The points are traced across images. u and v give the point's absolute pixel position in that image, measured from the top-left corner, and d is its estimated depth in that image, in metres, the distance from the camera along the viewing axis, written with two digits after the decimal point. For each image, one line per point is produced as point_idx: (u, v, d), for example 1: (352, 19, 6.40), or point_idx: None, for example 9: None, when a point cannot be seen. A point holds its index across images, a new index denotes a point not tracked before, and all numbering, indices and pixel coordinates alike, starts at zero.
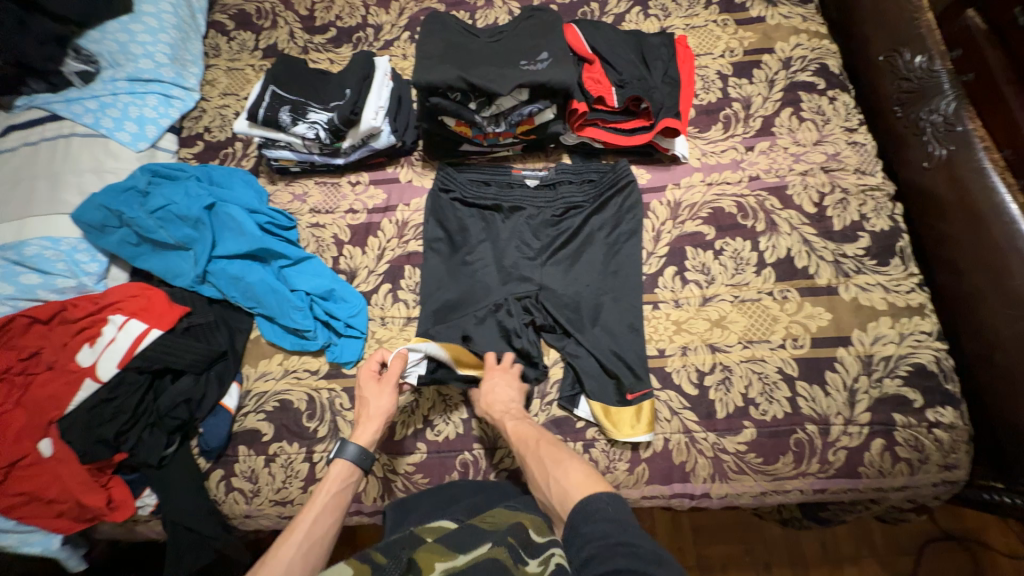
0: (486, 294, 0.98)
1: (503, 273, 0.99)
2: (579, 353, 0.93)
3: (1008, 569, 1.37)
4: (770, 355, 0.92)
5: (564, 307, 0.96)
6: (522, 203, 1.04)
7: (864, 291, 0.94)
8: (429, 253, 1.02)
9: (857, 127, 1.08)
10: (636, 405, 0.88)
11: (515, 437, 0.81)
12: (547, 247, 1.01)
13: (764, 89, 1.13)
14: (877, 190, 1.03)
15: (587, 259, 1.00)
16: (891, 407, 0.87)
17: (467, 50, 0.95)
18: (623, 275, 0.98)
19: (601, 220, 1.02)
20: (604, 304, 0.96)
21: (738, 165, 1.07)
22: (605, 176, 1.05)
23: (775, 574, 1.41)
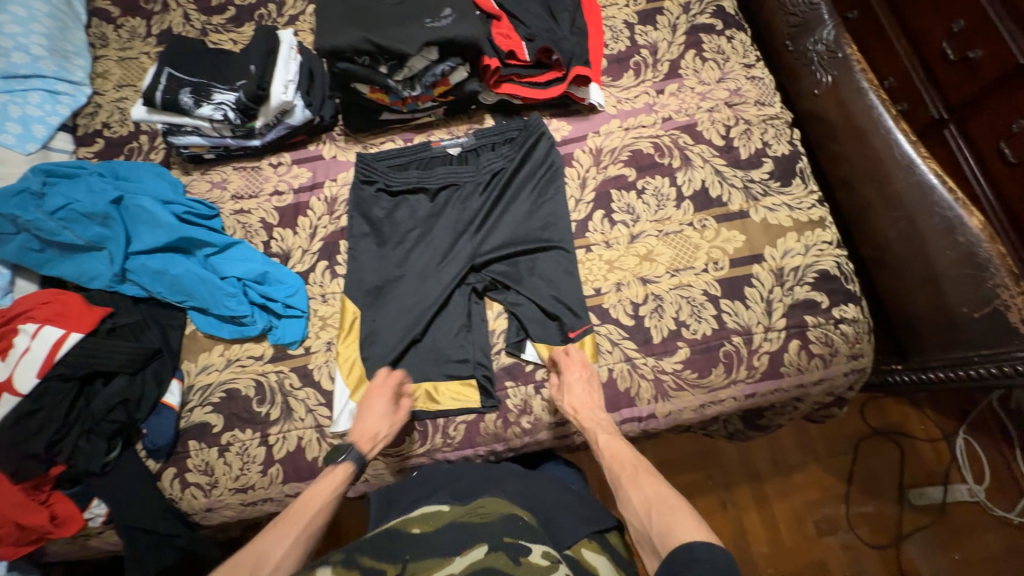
0: (425, 271, 0.99)
1: (438, 249, 1.00)
2: (518, 305, 0.97)
3: (927, 452, 1.55)
4: (696, 279, 0.99)
5: (502, 266, 1.00)
6: (447, 178, 1.05)
7: (771, 212, 1.03)
8: (361, 246, 1.01)
9: (754, 63, 1.16)
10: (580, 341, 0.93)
11: (609, 458, 0.81)
12: (476, 217, 1.02)
13: (668, 34, 1.18)
14: (777, 118, 1.11)
15: (518, 219, 1.02)
16: (802, 311, 0.97)
17: (370, 11, 0.94)
18: (552, 226, 1.02)
19: (523, 181, 1.05)
20: (538, 257, 1.00)
21: (651, 108, 1.12)
22: (520, 138, 1.07)
23: (734, 490, 1.54)
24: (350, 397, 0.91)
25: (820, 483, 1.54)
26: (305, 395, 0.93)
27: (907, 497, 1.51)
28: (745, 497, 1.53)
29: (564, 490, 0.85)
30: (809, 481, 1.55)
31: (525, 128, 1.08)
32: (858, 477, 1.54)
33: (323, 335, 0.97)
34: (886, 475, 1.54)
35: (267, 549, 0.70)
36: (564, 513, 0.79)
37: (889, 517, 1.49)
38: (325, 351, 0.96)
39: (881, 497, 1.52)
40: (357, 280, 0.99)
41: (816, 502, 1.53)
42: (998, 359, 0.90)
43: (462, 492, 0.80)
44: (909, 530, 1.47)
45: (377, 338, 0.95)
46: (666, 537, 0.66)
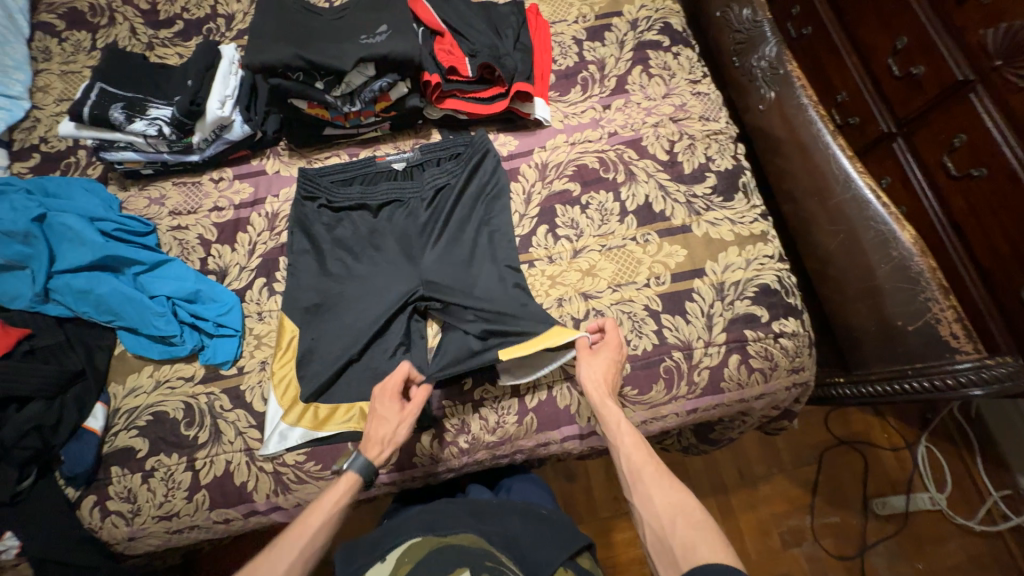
0: (366, 289, 0.97)
1: (380, 266, 0.99)
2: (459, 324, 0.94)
3: (890, 461, 1.54)
4: (637, 294, 0.98)
5: (447, 281, 0.96)
6: (390, 193, 1.03)
7: (713, 226, 1.03)
8: (300, 264, 0.99)
9: (700, 79, 1.18)
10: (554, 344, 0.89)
11: (627, 449, 0.75)
12: (418, 234, 1.00)
13: (616, 50, 1.19)
14: (721, 133, 1.12)
15: (462, 236, 1.01)
16: (743, 325, 0.97)
17: (305, 28, 0.94)
18: (496, 243, 1.00)
19: (467, 198, 1.03)
20: (480, 274, 0.97)
21: (597, 123, 1.13)
22: (464, 155, 1.05)
23: (701, 504, 1.50)
24: (282, 417, 0.89)
25: (787, 495, 1.52)
26: (235, 417, 0.90)
27: (871, 506, 1.49)
28: (712, 511, 1.50)
29: (533, 517, 0.76)
30: (776, 493, 1.52)
31: (471, 145, 1.06)
32: (823, 488, 1.53)
33: (258, 354, 0.95)
34: (851, 485, 1.53)
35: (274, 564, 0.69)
36: (540, 543, 0.70)
37: (854, 527, 1.48)
38: (258, 371, 0.94)
39: (846, 507, 1.50)
40: (295, 299, 0.97)
41: (782, 514, 1.50)
42: (932, 374, 0.90)
43: (433, 521, 0.72)
44: (873, 541, 1.46)
45: (315, 357, 0.93)
46: (689, 553, 0.62)
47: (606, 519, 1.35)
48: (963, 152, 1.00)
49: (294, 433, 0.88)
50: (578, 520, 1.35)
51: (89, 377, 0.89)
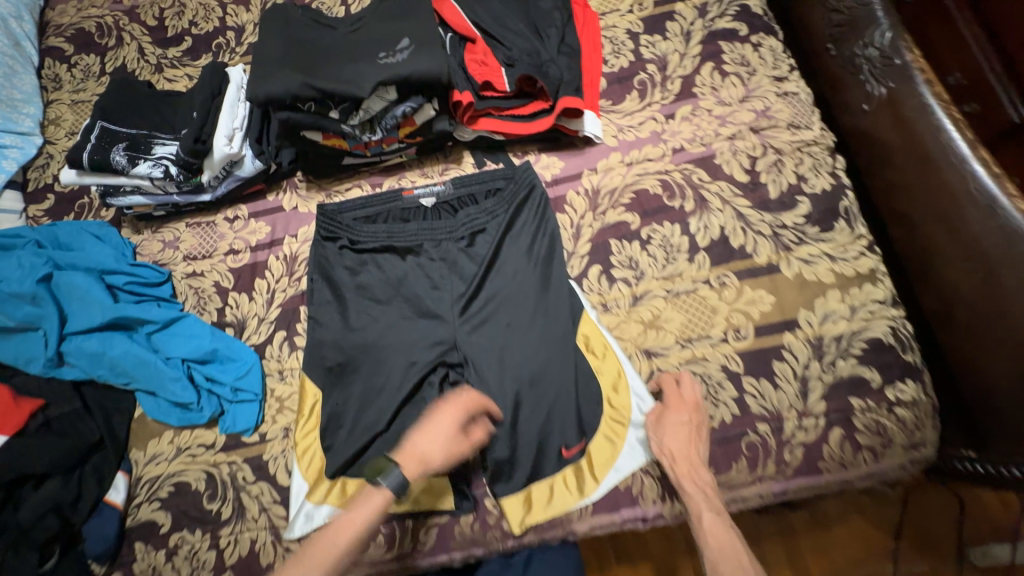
0: (392, 350, 0.85)
1: (410, 323, 0.87)
2: (500, 399, 0.82)
3: None
4: (712, 352, 0.82)
5: (489, 354, 0.84)
6: (421, 235, 0.90)
7: (807, 264, 0.84)
8: (321, 319, 0.88)
9: (787, 76, 0.96)
10: (574, 463, 0.79)
11: (714, 544, 0.68)
12: (455, 284, 0.88)
13: (680, 44, 0.99)
14: (814, 144, 0.92)
15: (504, 293, 0.87)
16: (847, 392, 0.78)
17: (317, 48, 0.80)
18: (545, 299, 0.85)
19: (510, 243, 0.89)
20: (525, 337, 0.84)
21: (659, 137, 0.94)
22: (506, 194, 0.90)
23: None
24: (307, 495, 0.80)
25: None
26: (258, 491, 0.82)
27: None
28: None
29: None
30: None
31: (511, 184, 0.91)
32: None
33: (280, 420, 0.86)
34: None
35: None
36: None
37: None
38: (281, 439, 0.85)
39: None
40: (317, 360, 0.86)
41: None
42: None
43: None
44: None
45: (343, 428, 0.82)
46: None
47: None
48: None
49: (321, 512, 0.79)
50: None
51: (111, 445, 0.83)
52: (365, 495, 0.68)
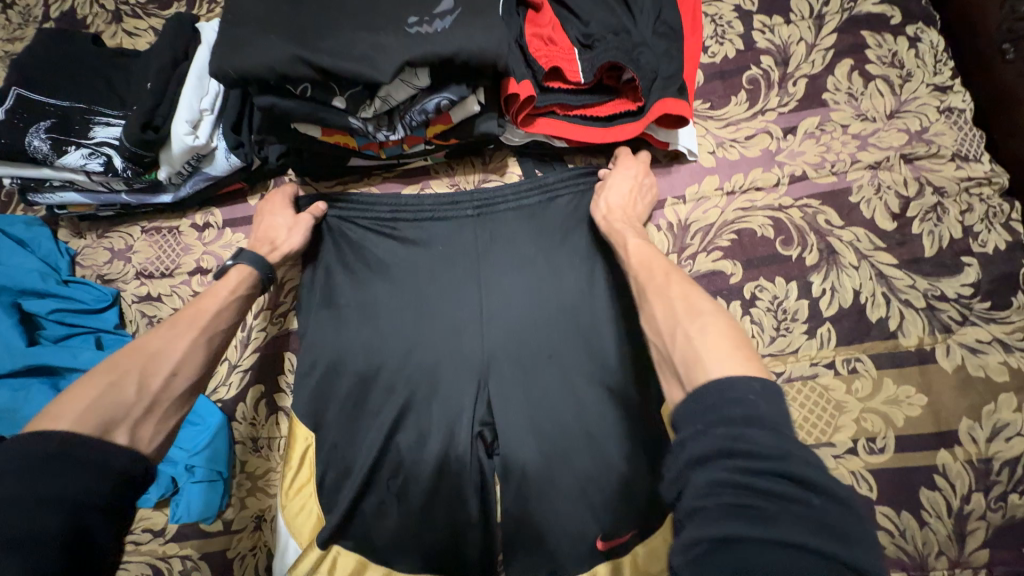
0: (404, 404, 0.65)
1: (428, 373, 0.66)
2: (541, 476, 0.63)
3: None
4: (835, 467, 0.60)
5: (531, 419, 0.64)
6: (456, 250, 0.69)
7: (974, 355, 0.62)
8: (314, 359, 0.67)
9: (952, 85, 0.71)
10: (613, 556, 0.62)
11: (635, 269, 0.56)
12: (496, 318, 0.67)
13: (807, 31, 0.74)
14: (986, 184, 0.67)
15: (557, 338, 0.66)
16: (1020, 540, 0.57)
17: (319, 4, 0.55)
18: (610, 352, 0.66)
19: (572, 272, 0.68)
20: (581, 397, 0.64)
21: (772, 158, 0.70)
22: (572, 212, 0.70)
23: None
24: None
25: None
26: None
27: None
28: None
29: None
30: None
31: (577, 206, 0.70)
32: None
33: (250, 506, 0.66)
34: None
35: (159, 349, 0.51)
36: None
37: None
38: (250, 531, 0.65)
39: None
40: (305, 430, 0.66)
41: None
42: None
43: None
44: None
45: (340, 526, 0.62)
46: (694, 364, 0.42)
47: None
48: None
49: None
50: None
51: None
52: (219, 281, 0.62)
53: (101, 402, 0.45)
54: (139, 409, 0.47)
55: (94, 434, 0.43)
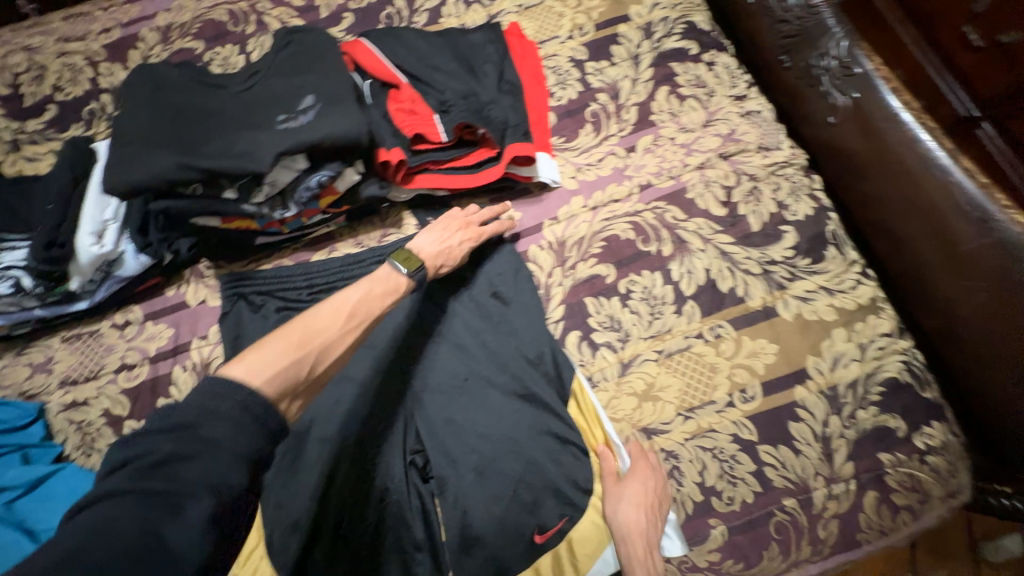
0: (338, 453, 0.70)
1: (357, 419, 0.72)
2: (472, 490, 0.69)
3: None
4: (719, 420, 0.70)
5: (456, 442, 0.71)
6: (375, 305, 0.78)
7: (806, 303, 0.75)
8: None
9: (747, 94, 0.88)
10: (552, 549, 0.67)
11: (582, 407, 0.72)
12: (417, 356, 0.75)
13: (629, 69, 0.90)
14: (789, 165, 0.83)
15: (470, 366, 0.75)
16: (874, 447, 0.69)
17: (199, 115, 0.64)
18: (516, 369, 0.74)
19: (476, 303, 0.78)
20: (498, 410, 0.72)
21: (622, 173, 0.84)
22: (471, 253, 0.80)
23: None
24: None
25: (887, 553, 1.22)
26: None
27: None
28: None
29: None
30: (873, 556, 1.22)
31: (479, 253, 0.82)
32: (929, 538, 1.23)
33: None
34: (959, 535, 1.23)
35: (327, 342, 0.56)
36: None
37: None
38: None
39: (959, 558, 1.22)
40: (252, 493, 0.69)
41: None
42: None
43: None
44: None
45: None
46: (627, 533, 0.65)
47: None
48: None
49: None
50: None
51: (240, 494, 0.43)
52: (383, 275, 0.66)
53: (288, 371, 0.51)
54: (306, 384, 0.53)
55: (274, 397, 0.49)
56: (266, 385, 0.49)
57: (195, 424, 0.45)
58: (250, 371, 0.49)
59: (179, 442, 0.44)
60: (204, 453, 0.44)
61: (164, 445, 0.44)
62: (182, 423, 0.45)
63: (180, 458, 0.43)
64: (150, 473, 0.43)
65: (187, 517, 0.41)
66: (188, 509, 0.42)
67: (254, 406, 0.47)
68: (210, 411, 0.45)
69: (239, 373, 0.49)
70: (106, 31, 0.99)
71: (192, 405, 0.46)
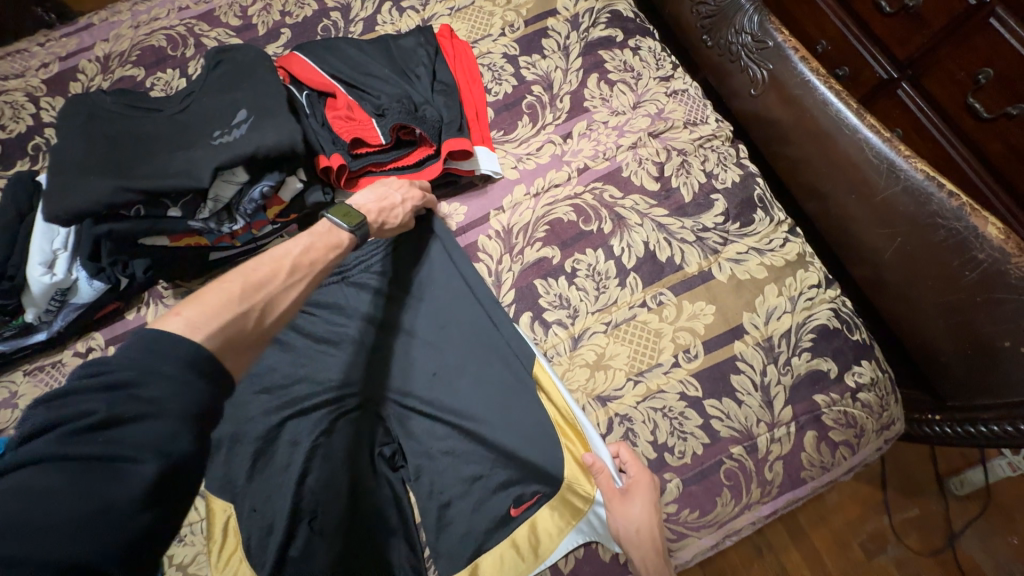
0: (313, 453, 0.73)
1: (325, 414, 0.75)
2: (440, 470, 0.73)
3: None
4: (667, 381, 0.75)
5: (422, 429, 0.75)
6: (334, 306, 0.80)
7: (738, 264, 0.80)
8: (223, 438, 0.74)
9: (672, 74, 0.93)
10: (528, 519, 0.70)
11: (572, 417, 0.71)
12: (379, 350, 0.78)
13: (560, 60, 0.94)
14: (715, 138, 0.89)
15: (427, 357, 0.78)
16: (809, 390, 0.74)
17: (134, 140, 0.66)
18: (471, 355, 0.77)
19: (435, 300, 0.80)
20: (466, 401, 0.75)
21: (560, 160, 0.88)
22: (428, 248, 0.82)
23: (769, 534, 1.25)
24: None
25: (858, 496, 1.29)
26: None
27: (947, 489, 1.29)
28: (786, 544, 1.24)
29: None
30: (845, 499, 1.29)
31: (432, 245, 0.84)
32: (895, 479, 1.30)
33: None
34: (922, 473, 1.31)
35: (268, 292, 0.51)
36: None
37: (936, 516, 1.27)
38: None
39: (922, 495, 1.29)
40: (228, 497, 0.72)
41: (857, 520, 1.27)
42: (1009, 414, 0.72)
43: None
44: (960, 526, 1.26)
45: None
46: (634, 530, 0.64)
47: None
48: (989, 90, 0.93)
49: None
50: None
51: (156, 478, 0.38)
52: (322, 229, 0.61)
53: (230, 326, 0.47)
54: (255, 338, 0.48)
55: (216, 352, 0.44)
56: (205, 342, 0.44)
57: (130, 384, 0.40)
58: (190, 326, 0.44)
59: (116, 402, 0.40)
60: (152, 412, 0.40)
61: (102, 404, 0.39)
62: (117, 382, 0.40)
63: (118, 419, 0.39)
64: (85, 435, 0.38)
65: (135, 477, 0.38)
66: (134, 470, 0.38)
67: (198, 363, 0.43)
68: (150, 368, 0.41)
69: (178, 328, 0.44)
70: (44, 66, 1.00)
71: (121, 364, 0.41)
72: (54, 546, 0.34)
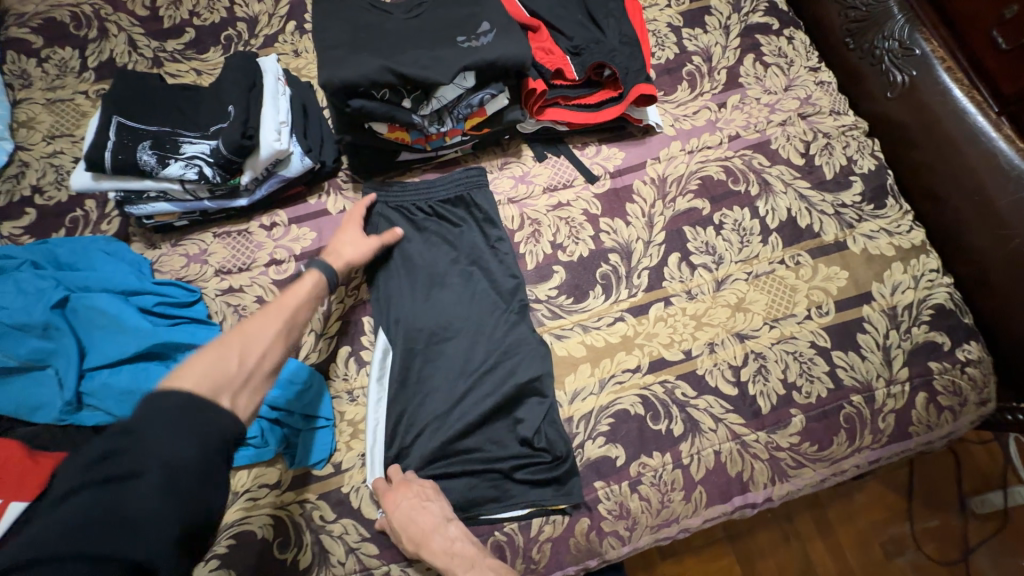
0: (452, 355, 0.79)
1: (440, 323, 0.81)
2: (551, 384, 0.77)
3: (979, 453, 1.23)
4: (799, 329, 0.83)
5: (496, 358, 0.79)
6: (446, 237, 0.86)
7: (870, 240, 0.88)
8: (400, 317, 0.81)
9: (820, 66, 1.02)
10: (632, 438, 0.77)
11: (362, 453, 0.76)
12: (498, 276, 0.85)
13: (720, 37, 1.03)
14: (855, 128, 0.97)
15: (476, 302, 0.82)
16: (925, 357, 0.83)
17: (383, 33, 0.74)
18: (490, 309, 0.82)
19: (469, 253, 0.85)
20: (462, 342, 0.79)
21: (714, 125, 0.96)
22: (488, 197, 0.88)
23: (798, 524, 1.18)
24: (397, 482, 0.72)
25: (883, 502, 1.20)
26: (342, 530, 0.72)
27: (967, 505, 1.19)
28: (812, 532, 1.17)
29: None
30: (871, 503, 1.20)
31: (591, 183, 0.92)
32: (918, 487, 1.21)
33: (356, 447, 0.76)
34: (945, 484, 1.21)
35: (253, 333, 0.61)
36: None
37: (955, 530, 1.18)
38: (359, 468, 0.75)
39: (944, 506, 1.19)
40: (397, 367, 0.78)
41: (880, 521, 1.18)
42: None
43: None
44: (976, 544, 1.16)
45: (433, 442, 0.74)
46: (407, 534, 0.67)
47: (703, 548, 1.15)
48: None
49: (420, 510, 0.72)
50: (671, 553, 1.15)
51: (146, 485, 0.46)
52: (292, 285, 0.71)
53: (213, 371, 0.55)
54: (241, 379, 0.57)
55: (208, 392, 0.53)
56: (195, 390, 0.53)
57: (137, 430, 0.48)
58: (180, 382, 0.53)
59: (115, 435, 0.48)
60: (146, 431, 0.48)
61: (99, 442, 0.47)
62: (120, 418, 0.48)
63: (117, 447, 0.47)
64: (100, 464, 0.46)
65: (141, 487, 0.45)
66: (138, 481, 0.46)
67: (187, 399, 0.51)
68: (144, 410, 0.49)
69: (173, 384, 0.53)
70: None
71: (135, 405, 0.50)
72: (74, 547, 0.41)
